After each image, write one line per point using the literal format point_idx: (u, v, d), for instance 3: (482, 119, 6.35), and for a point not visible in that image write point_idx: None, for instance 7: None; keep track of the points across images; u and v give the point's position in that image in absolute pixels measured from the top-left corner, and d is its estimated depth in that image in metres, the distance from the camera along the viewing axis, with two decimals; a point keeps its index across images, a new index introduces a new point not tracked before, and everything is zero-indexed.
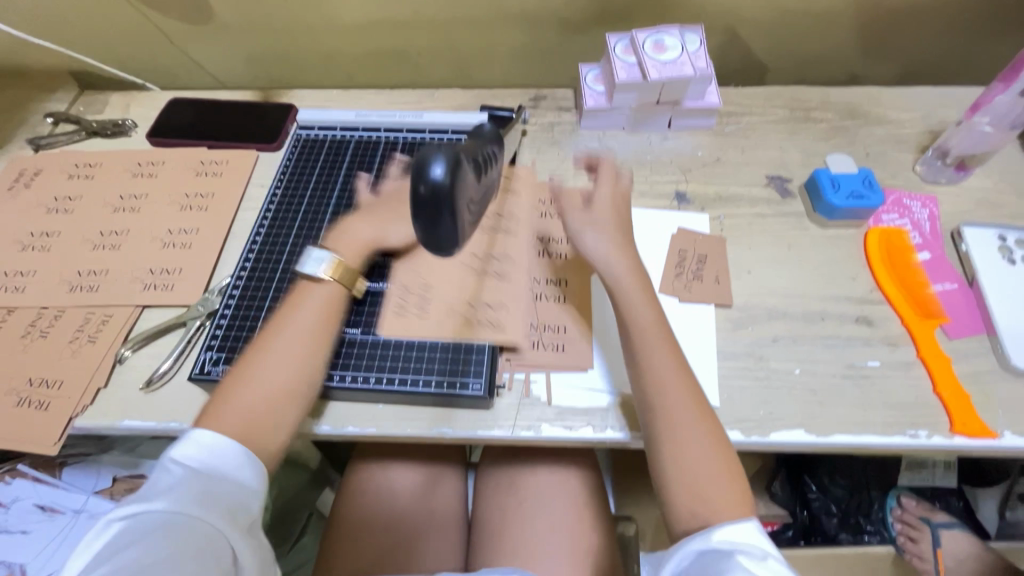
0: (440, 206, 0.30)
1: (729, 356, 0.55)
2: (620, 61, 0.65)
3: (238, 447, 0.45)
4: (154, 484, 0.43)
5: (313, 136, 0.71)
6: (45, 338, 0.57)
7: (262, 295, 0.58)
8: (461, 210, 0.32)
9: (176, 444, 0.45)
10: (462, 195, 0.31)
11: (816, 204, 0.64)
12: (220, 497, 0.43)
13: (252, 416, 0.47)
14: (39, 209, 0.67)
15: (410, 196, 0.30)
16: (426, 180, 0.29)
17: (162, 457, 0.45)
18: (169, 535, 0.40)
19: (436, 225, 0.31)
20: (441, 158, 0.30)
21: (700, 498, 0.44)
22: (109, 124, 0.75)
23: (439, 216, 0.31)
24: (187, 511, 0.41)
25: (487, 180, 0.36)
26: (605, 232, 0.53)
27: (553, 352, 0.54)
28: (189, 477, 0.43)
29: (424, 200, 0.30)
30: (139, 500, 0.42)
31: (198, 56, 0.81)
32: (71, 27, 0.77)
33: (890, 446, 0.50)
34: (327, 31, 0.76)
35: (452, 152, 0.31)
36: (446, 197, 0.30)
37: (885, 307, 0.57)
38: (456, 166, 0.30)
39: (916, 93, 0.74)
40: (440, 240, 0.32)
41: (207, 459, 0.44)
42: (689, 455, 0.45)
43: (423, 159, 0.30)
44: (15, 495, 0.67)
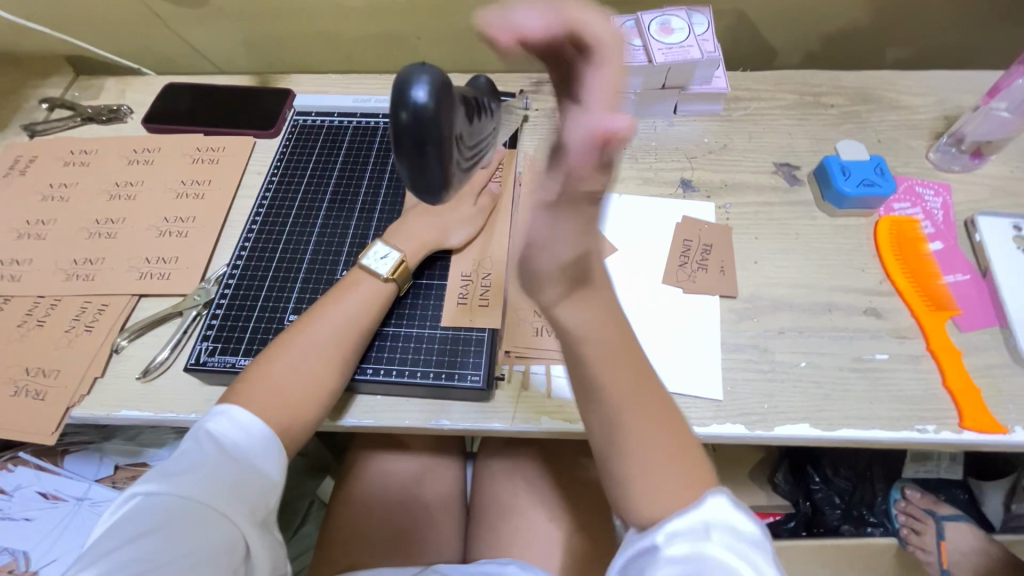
0: (426, 133, 0.26)
1: (733, 348, 0.53)
2: (624, 44, 0.63)
3: (268, 435, 0.45)
4: (186, 457, 0.42)
5: (310, 122, 0.70)
6: (41, 327, 0.56)
7: (258, 285, 0.57)
8: (450, 145, 0.28)
9: (209, 419, 0.45)
10: (453, 128, 0.28)
11: (826, 191, 0.62)
12: (246, 485, 0.43)
13: (241, 400, 0.45)
14: (35, 197, 0.66)
15: (391, 124, 0.27)
16: (408, 104, 0.26)
17: (196, 427, 0.45)
18: (187, 520, 0.40)
19: (421, 158, 0.27)
20: (425, 80, 0.27)
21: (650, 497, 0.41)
22: (104, 110, 0.74)
23: (425, 147, 0.27)
24: (211, 496, 0.41)
25: (482, 125, 0.33)
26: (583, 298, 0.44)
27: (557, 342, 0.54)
28: (221, 459, 0.43)
29: (409, 127, 0.26)
30: (162, 477, 0.41)
31: (193, 39, 0.79)
32: (63, 11, 0.76)
33: (897, 441, 0.49)
34: (324, 14, 0.75)
35: (441, 75, 0.27)
36: (432, 124, 0.27)
37: (895, 299, 0.56)
38: (442, 89, 0.27)
39: (931, 78, 0.72)
40: (429, 183, 0.29)
41: (241, 442, 0.44)
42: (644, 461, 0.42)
43: (405, 80, 0.26)
44: (18, 483, 0.68)
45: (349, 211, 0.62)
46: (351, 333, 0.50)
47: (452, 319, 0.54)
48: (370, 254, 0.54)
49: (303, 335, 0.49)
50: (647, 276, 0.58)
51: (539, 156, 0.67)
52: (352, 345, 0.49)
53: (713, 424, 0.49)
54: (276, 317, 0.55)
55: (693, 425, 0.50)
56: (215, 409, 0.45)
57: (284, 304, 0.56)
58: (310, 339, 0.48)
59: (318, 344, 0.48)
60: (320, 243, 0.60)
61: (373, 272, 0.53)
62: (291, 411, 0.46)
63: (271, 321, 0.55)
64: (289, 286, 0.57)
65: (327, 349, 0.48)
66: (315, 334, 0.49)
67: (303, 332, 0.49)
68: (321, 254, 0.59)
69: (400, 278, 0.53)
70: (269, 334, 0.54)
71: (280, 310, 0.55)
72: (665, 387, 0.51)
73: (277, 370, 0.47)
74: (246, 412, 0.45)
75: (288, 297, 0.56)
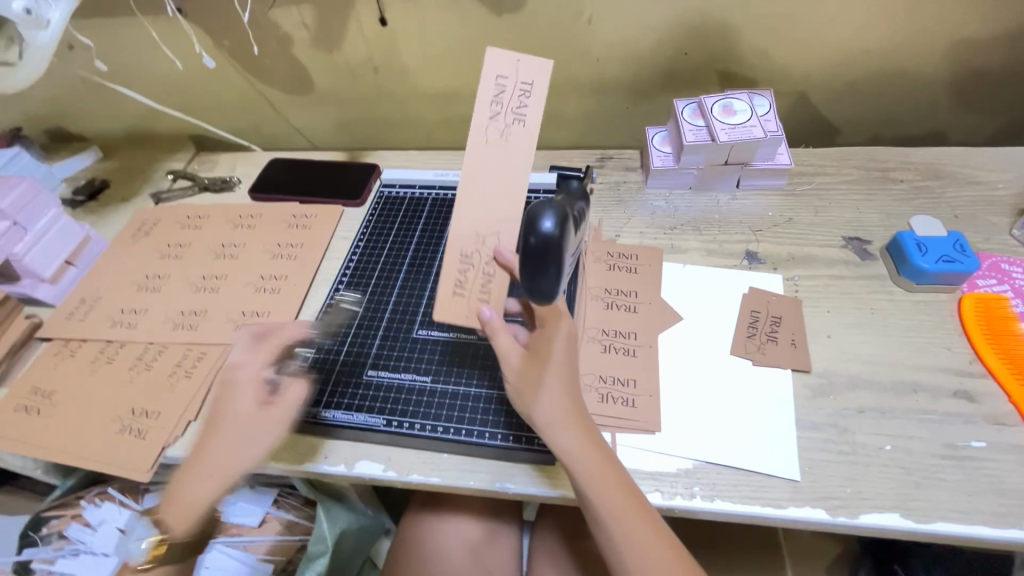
0: (547, 255, 0.35)
1: (810, 427, 0.51)
2: (688, 125, 0.67)
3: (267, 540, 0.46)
4: None
5: (394, 193, 0.77)
6: (149, 371, 0.62)
7: (341, 341, 0.61)
8: (562, 261, 0.36)
9: None
10: (565, 247, 0.36)
11: (901, 267, 0.61)
12: None
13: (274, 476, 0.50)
14: (155, 254, 0.75)
15: (521, 245, 0.36)
16: (537, 232, 0.35)
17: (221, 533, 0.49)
18: None
19: (540, 274, 0.36)
20: (550, 213, 0.35)
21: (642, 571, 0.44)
22: (218, 181, 0.84)
23: (545, 265, 0.35)
24: None
25: (574, 235, 0.41)
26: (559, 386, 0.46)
27: (620, 410, 0.53)
28: None
29: (534, 249, 0.35)
30: None
31: (296, 121, 0.91)
32: (195, 100, 0.89)
33: (1005, 542, 0.44)
34: (411, 100, 0.84)
35: (561, 209, 0.36)
36: (552, 248, 0.35)
37: (988, 381, 0.53)
38: (563, 220, 0.35)
39: (1010, 154, 0.71)
40: (541, 290, 0.37)
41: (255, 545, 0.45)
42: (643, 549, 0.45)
43: (536, 214, 0.35)
44: (103, 517, 0.72)
45: (425, 274, 0.67)
46: None
47: (444, 312, 0.47)
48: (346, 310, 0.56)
49: (186, 465, 0.52)
50: (713, 346, 0.58)
51: (604, 228, 0.70)
52: None
53: (791, 508, 0.47)
54: (355, 371, 0.59)
55: (768, 507, 0.47)
56: None
57: (363, 359, 0.59)
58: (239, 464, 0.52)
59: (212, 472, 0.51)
60: (398, 304, 0.64)
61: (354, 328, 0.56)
62: None
63: (350, 375, 0.58)
64: (368, 343, 0.61)
65: None
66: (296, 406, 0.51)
67: (193, 460, 0.52)
68: (397, 314, 0.63)
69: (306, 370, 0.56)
70: (349, 386, 0.57)
71: (359, 365, 0.59)
72: (736, 463, 0.50)
73: (196, 486, 0.51)
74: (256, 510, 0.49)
75: (367, 353, 0.60)
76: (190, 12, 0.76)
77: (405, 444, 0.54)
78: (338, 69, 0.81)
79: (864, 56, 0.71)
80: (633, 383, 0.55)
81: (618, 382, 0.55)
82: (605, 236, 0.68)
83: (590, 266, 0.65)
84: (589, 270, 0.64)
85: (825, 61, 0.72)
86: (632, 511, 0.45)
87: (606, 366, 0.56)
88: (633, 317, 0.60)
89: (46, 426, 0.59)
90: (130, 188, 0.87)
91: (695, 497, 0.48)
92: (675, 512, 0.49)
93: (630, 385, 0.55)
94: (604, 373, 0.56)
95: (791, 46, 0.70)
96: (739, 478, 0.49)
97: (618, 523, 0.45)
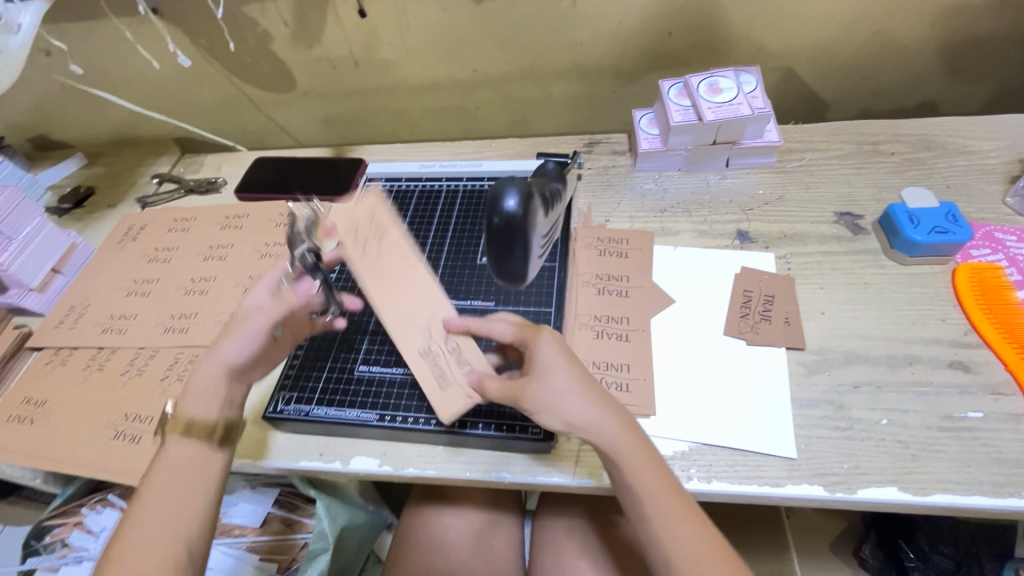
0: (513, 236, 0.33)
1: (804, 405, 0.51)
2: (674, 105, 0.66)
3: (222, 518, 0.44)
4: None
5: (381, 187, 0.76)
6: (141, 376, 0.62)
7: (332, 338, 0.61)
8: (530, 241, 0.34)
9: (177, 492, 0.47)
10: (532, 227, 0.34)
11: (894, 240, 0.60)
12: None
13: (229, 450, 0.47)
14: (143, 259, 0.75)
15: (485, 226, 0.33)
16: (500, 212, 0.32)
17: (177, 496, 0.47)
18: None
19: (507, 255, 0.34)
20: (514, 190, 0.32)
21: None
22: (203, 183, 0.83)
23: (511, 246, 0.33)
24: None
25: (551, 214, 0.39)
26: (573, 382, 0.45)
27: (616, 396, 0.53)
28: None
29: (499, 230, 0.32)
30: None
31: (280, 119, 0.90)
32: (177, 102, 0.88)
33: (1004, 511, 0.44)
34: (395, 92, 0.83)
35: (526, 186, 0.33)
36: (518, 228, 0.33)
37: (984, 351, 0.52)
38: (529, 198, 0.33)
39: (1001, 121, 0.70)
40: (510, 270, 0.35)
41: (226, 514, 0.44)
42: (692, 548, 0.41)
43: (497, 192, 0.32)
44: (104, 524, 0.72)
45: None
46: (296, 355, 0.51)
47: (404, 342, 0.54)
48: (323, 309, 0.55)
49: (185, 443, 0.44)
50: (707, 327, 0.57)
51: (594, 213, 0.69)
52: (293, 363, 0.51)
53: (788, 485, 0.47)
54: (347, 367, 0.58)
55: (765, 486, 0.47)
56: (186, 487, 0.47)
57: (354, 355, 0.59)
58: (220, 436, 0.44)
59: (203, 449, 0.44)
60: None
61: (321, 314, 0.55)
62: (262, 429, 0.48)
63: (342, 371, 0.58)
64: (359, 339, 0.60)
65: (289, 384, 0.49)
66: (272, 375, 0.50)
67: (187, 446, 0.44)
68: None
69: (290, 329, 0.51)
70: (341, 383, 0.57)
71: (351, 362, 0.59)
72: (732, 443, 0.49)
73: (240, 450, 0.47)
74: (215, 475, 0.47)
75: (358, 348, 0.59)
76: (165, 13, 0.75)
77: (402, 438, 0.53)
78: (318, 64, 0.79)
79: (852, 28, 0.69)
80: (627, 367, 0.55)
81: (612, 367, 0.55)
82: (595, 222, 0.68)
83: (580, 253, 0.64)
84: (579, 257, 0.64)
85: (813, 35, 0.71)
86: (672, 503, 0.42)
87: (598, 352, 0.56)
88: (624, 302, 0.60)
89: (40, 435, 0.59)
90: (116, 194, 0.86)
91: (691, 479, 0.48)
92: None
93: (626, 369, 0.54)
94: (597, 359, 0.55)
95: (778, 21, 0.69)
96: (736, 458, 0.49)
97: (661, 516, 0.42)
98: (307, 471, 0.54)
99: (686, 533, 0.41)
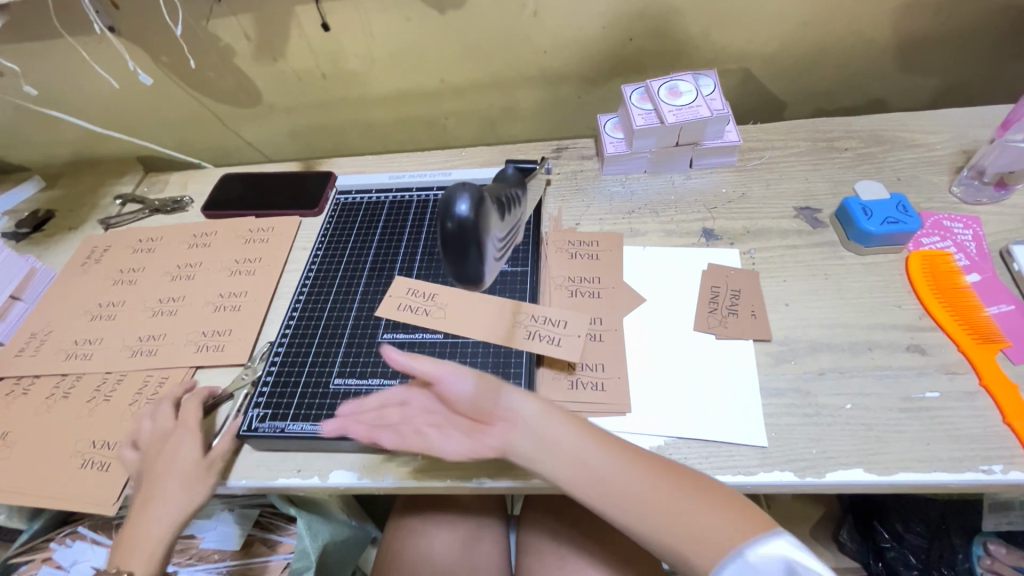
0: (468, 240, 0.32)
1: (774, 394, 0.53)
2: (636, 109, 0.68)
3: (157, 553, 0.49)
4: None
5: (351, 200, 0.76)
6: (108, 402, 0.60)
7: (305, 353, 0.60)
8: (485, 245, 0.33)
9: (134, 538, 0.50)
10: (486, 230, 0.33)
11: (849, 231, 0.63)
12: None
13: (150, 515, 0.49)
14: (108, 281, 0.73)
15: (438, 231, 0.32)
16: (453, 216, 0.31)
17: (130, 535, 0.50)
18: None
19: (463, 259, 0.32)
20: (467, 195, 0.32)
21: (697, 540, 0.39)
22: (169, 202, 0.82)
23: (466, 251, 0.32)
24: None
25: (509, 219, 0.38)
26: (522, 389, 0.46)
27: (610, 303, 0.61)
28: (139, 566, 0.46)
29: (452, 235, 0.32)
30: None
31: (247, 134, 0.89)
32: (139, 120, 0.87)
33: (963, 485, 0.46)
34: (362, 104, 0.83)
35: (477, 189, 0.32)
36: (472, 232, 0.32)
37: (938, 334, 0.55)
38: (480, 202, 0.32)
39: (945, 115, 0.73)
40: (468, 275, 0.34)
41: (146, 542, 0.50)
42: (680, 517, 0.40)
43: (450, 196, 0.32)
44: (75, 558, 0.69)
45: (387, 278, 0.66)
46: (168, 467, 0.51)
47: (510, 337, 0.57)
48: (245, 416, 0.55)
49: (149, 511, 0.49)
50: (677, 323, 0.59)
51: (564, 217, 0.70)
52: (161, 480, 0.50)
53: (761, 473, 0.48)
54: (322, 382, 0.58)
55: (740, 475, 0.48)
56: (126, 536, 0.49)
57: (329, 368, 0.59)
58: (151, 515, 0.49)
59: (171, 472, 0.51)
60: (361, 311, 0.63)
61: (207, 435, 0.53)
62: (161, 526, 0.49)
63: (317, 386, 0.58)
64: (333, 353, 0.60)
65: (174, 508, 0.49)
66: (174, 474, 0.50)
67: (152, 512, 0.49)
68: (362, 321, 0.62)
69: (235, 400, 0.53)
70: (317, 398, 0.57)
71: (326, 375, 0.58)
72: (705, 435, 0.51)
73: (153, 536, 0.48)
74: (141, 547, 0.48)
75: (334, 361, 0.59)
76: (122, 30, 0.73)
77: (382, 449, 0.53)
78: (283, 77, 0.79)
79: (802, 30, 0.72)
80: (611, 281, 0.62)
81: (588, 368, 0.56)
82: (565, 226, 0.69)
83: (551, 256, 0.65)
84: (551, 260, 0.65)
85: (767, 38, 0.73)
86: (629, 473, 0.43)
87: None
88: (597, 302, 0.61)
89: (2, 468, 0.57)
90: (77, 216, 0.84)
91: None
92: None
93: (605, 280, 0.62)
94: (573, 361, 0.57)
95: (732, 26, 0.72)
96: (711, 449, 0.50)
97: (628, 487, 0.42)
98: (285, 488, 0.53)
99: (713, 524, 0.40)
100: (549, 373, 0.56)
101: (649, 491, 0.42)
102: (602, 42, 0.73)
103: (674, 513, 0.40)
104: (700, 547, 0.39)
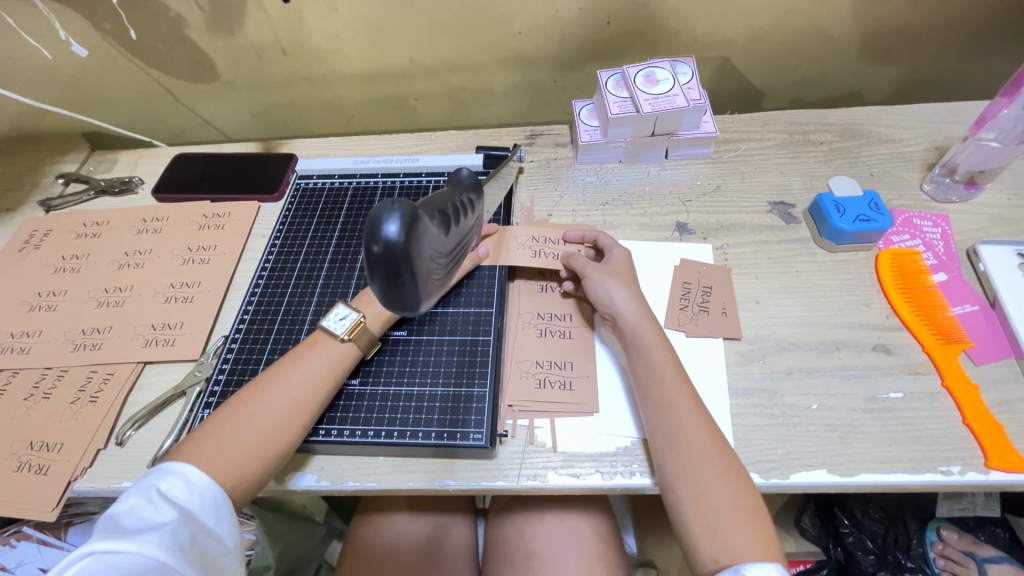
0: (397, 265, 0.29)
1: (741, 393, 0.52)
2: (612, 96, 0.65)
3: (217, 496, 0.42)
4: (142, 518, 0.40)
5: (312, 185, 0.72)
6: (47, 400, 0.56)
7: (260, 349, 0.57)
8: (420, 266, 0.30)
9: (161, 478, 0.42)
10: (420, 251, 0.30)
11: (822, 228, 0.62)
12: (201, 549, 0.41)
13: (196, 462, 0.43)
14: (48, 269, 0.68)
15: (363, 254, 0.29)
16: (379, 238, 0.28)
17: (146, 484, 0.42)
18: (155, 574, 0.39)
19: (394, 284, 0.30)
20: (394, 214, 0.28)
21: (708, 483, 0.42)
22: (116, 182, 0.76)
23: (397, 275, 0.29)
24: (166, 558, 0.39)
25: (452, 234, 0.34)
26: (621, 284, 0.54)
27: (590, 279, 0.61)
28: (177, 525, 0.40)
29: (379, 258, 0.28)
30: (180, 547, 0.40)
31: (202, 112, 0.84)
32: (82, 93, 0.80)
33: (922, 485, 0.47)
34: (326, 82, 0.79)
35: (410, 206, 0.29)
36: (401, 255, 0.29)
37: (904, 334, 0.55)
38: (412, 222, 0.29)
39: (919, 110, 0.73)
40: (403, 301, 0.31)
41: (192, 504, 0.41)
42: (709, 466, 0.43)
43: (376, 217, 0.28)
44: (19, 559, 0.66)
45: (349, 270, 0.63)
46: (290, 404, 0.48)
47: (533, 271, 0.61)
48: (331, 315, 0.54)
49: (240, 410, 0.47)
50: None
51: (536, 207, 0.68)
52: (303, 412, 0.48)
53: None
54: None
55: None
56: (168, 468, 0.42)
57: None
58: (249, 417, 0.46)
59: (291, 401, 0.48)
60: (321, 305, 0.61)
61: (332, 332, 0.53)
62: (260, 449, 0.45)
63: None
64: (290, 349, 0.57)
65: (278, 416, 0.47)
66: (271, 397, 0.48)
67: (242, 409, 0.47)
68: (321, 315, 0.60)
69: (358, 337, 0.53)
70: None
71: None
72: None
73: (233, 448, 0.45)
74: (201, 474, 0.42)
75: None
76: None
77: (341, 452, 0.51)
78: (240, 51, 0.74)
79: (782, 18, 0.70)
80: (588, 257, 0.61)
81: (555, 366, 0.54)
82: (537, 217, 0.67)
83: (514, 253, 0.61)
84: (513, 258, 0.60)
85: (746, 25, 0.71)
86: (691, 411, 0.46)
87: (544, 351, 0.56)
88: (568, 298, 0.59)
89: None
90: (15, 197, 0.78)
91: (634, 475, 0.48)
92: (617, 491, 0.49)
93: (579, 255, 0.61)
94: (542, 359, 0.55)
95: (710, 12, 0.69)
96: None
97: (681, 410, 0.46)
98: None
99: (723, 491, 0.42)
100: (516, 372, 0.54)
101: (698, 427, 0.45)
102: (577, 24, 0.70)
103: (699, 443, 0.44)
104: (705, 495, 0.42)
